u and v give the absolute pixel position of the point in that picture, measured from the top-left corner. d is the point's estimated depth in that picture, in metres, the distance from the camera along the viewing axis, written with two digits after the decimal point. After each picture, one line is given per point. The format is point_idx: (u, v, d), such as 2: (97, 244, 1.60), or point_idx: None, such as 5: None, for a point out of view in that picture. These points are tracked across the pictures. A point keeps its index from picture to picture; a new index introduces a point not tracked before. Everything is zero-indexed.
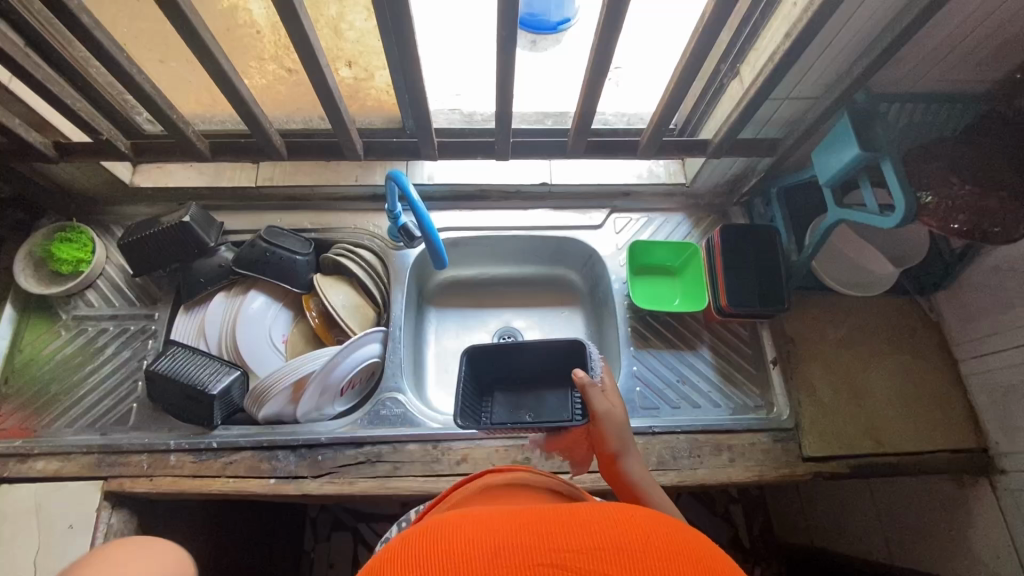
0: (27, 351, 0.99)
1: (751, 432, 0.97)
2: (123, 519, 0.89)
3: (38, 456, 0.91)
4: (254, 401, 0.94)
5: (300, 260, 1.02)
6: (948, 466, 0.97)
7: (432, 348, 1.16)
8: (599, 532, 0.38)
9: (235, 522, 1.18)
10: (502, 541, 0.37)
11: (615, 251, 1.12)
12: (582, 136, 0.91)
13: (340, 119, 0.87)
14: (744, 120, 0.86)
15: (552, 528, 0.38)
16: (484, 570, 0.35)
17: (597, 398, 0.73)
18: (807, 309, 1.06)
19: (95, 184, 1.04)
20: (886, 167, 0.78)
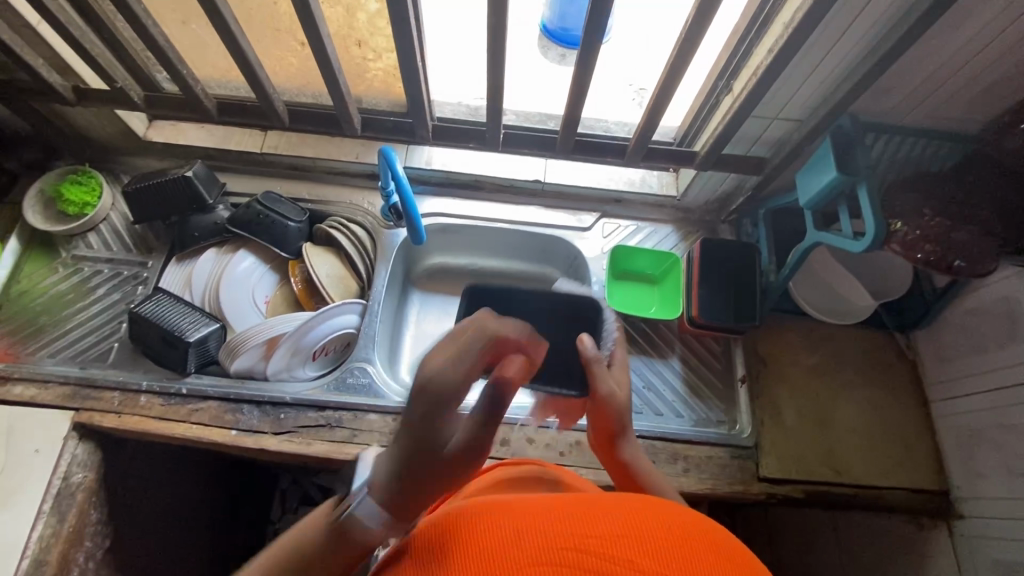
0: (24, 283, 1.04)
1: (709, 446, 0.97)
2: (88, 451, 0.93)
3: (17, 381, 0.95)
4: (228, 353, 0.97)
5: (292, 226, 1.06)
6: (907, 506, 0.96)
7: (411, 329, 1.19)
8: (619, 520, 0.41)
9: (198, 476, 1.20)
10: (539, 532, 0.40)
11: (599, 254, 1.13)
12: (571, 135, 0.94)
13: (339, 93, 0.90)
14: (730, 134, 0.88)
15: (575, 515, 0.42)
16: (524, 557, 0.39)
17: (602, 378, 0.63)
18: (782, 332, 1.06)
19: (110, 134, 1.09)
20: (861, 192, 0.79)
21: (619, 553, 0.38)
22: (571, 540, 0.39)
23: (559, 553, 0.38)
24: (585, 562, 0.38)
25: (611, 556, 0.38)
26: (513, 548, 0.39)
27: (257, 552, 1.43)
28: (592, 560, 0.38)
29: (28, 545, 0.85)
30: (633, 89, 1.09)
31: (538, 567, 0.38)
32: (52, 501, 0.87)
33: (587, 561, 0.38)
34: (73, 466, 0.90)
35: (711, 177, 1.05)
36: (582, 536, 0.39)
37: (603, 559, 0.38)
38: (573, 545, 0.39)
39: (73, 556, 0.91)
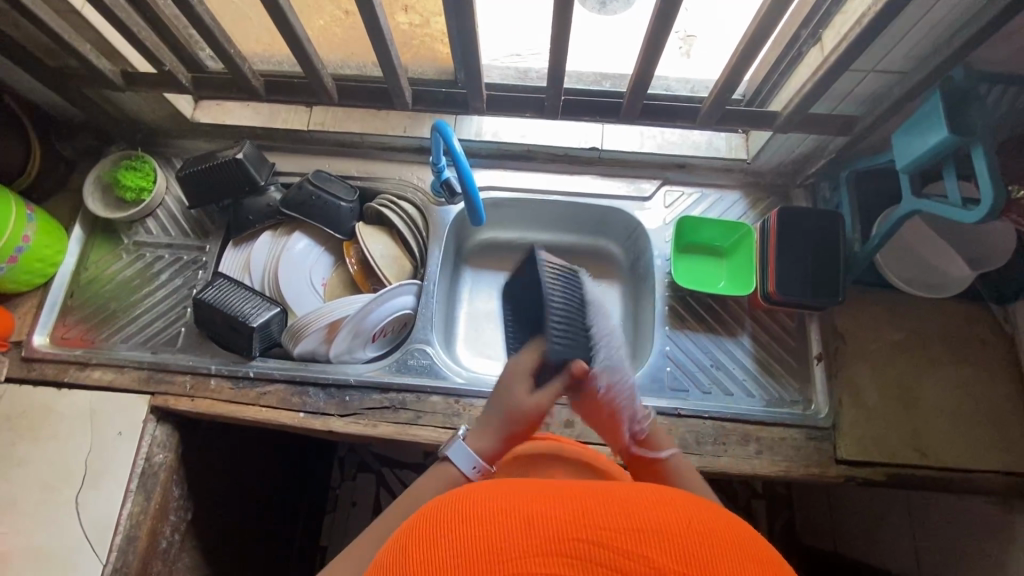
0: (91, 270, 1.06)
1: (782, 427, 0.93)
2: (166, 432, 0.96)
3: (95, 366, 0.98)
4: (292, 337, 0.97)
5: (344, 206, 1.03)
6: (998, 489, 0.90)
7: (464, 308, 1.16)
8: (638, 512, 0.39)
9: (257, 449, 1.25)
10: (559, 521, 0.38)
11: (662, 225, 1.07)
12: (638, 99, 0.87)
13: (391, 64, 0.85)
14: (819, 92, 0.79)
15: (591, 505, 0.40)
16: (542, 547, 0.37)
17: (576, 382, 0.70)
18: (863, 305, 0.99)
19: (159, 116, 1.08)
20: (975, 154, 0.70)
21: (636, 548, 0.37)
22: (586, 531, 0.38)
23: (574, 544, 0.37)
24: (600, 557, 0.37)
25: (629, 552, 0.37)
26: (526, 532, 0.38)
27: (322, 516, 1.51)
28: (609, 555, 0.37)
29: (120, 522, 0.89)
30: (680, 36, 0.93)
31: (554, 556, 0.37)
32: (137, 481, 0.92)
33: (602, 554, 0.37)
34: (154, 447, 0.94)
35: (788, 139, 0.97)
36: (598, 528, 0.38)
37: (620, 554, 0.36)
38: (588, 536, 0.37)
39: (160, 529, 0.96)
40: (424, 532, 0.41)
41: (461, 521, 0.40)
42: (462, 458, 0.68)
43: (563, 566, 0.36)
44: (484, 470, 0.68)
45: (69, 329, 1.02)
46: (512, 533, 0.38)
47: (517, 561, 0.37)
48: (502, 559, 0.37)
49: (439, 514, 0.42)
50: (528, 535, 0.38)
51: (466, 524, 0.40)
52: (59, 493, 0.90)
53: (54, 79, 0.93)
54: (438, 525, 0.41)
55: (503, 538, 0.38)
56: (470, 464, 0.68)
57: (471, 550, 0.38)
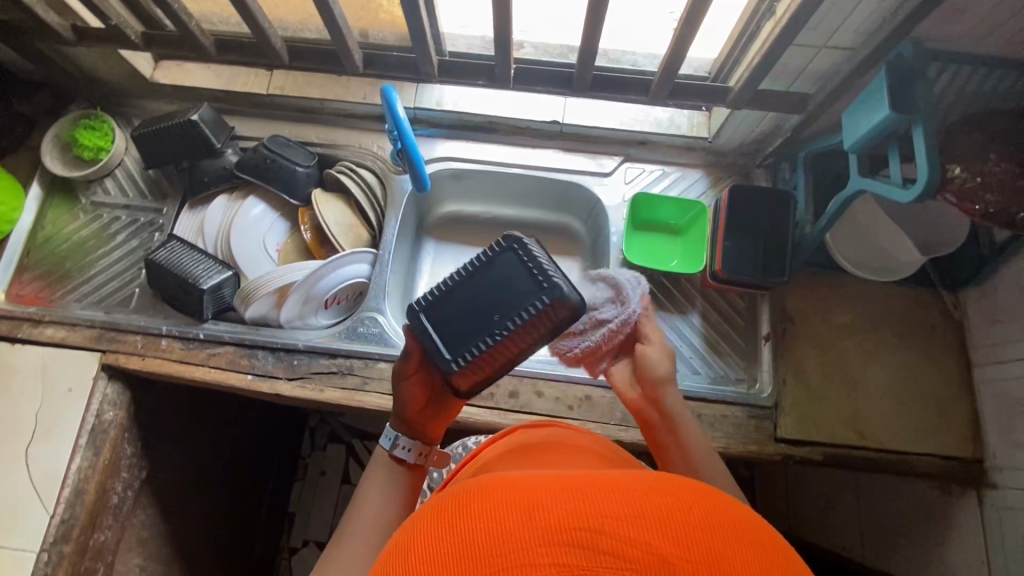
0: (49, 229, 1.07)
1: (725, 404, 0.94)
2: (117, 390, 0.97)
3: (47, 323, 0.99)
4: (242, 300, 0.98)
5: (300, 171, 1.03)
6: (936, 472, 0.91)
7: (424, 280, 1.17)
8: (641, 499, 0.37)
9: (217, 414, 1.26)
10: (557, 509, 0.36)
11: (620, 202, 1.06)
12: (588, 70, 0.86)
13: (338, 28, 0.83)
14: (768, 67, 0.78)
15: (590, 492, 0.37)
16: (542, 539, 0.34)
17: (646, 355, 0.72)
18: (814, 288, 0.99)
19: (118, 75, 1.07)
20: (917, 134, 0.70)
21: (639, 535, 0.34)
22: (587, 519, 0.35)
23: (573, 534, 0.34)
24: (602, 545, 0.34)
25: (634, 539, 0.34)
26: (521, 524, 0.35)
27: (290, 483, 1.54)
28: (611, 542, 0.34)
29: (68, 476, 0.91)
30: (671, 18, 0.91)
31: (554, 547, 0.34)
32: (87, 437, 0.93)
33: (604, 542, 0.34)
34: (104, 405, 0.95)
35: (745, 117, 0.96)
36: (597, 514, 0.35)
37: (623, 542, 0.34)
38: (588, 525, 0.35)
39: (111, 485, 0.97)
40: (417, 530, 0.39)
41: (455, 514, 0.38)
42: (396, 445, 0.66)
43: (561, 556, 0.34)
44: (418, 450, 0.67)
45: (25, 286, 1.03)
46: (507, 525, 0.36)
47: (513, 553, 0.34)
48: (497, 552, 0.34)
49: (433, 519, 0.39)
50: (523, 525, 0.35)
51: (460, 518, 0.37)
52: (9, 446, 0.92)
53: (5, 32, 0.92)
54: (431, 520, 0.39)
55: (500, 534, 0.35)
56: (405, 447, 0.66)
57: (465, 543, 0.36)
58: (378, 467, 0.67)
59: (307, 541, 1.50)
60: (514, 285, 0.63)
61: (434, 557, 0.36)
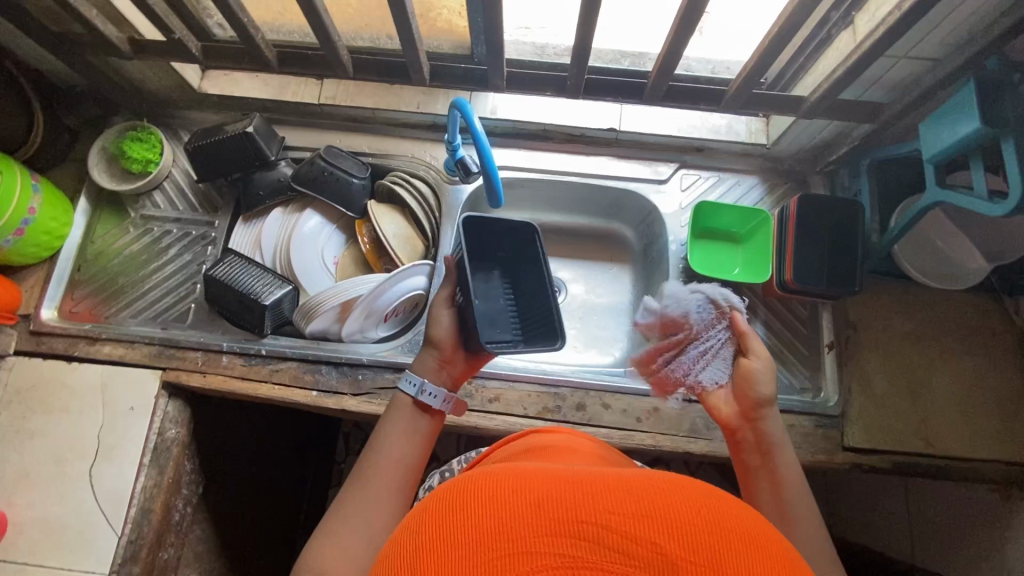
0: (99, 244, 1.05)
1: (792, 414, 0.94)
2: (178, 408, 0.96)
3: (104, 341, 0.97)
4: (304, 315, 0.97)
5: (357, 183, 1.02)
6: (1000, 478, 0.92)
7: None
8: (651, 496, 0.34)
9: (262, 425, 1.25)
10: (561, 503, 0.34)
11: (678, 211, 1.06)
12: (663, 80, 0.85)
13: (411, 39, 0.81)
14: (849, 78, 0.78)
15: (597, 484, 0.36)
16: (543, 533, 0.33)
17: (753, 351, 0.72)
18: (877, 296, 0.99)
19: (166, 86, 1.05)
20: (1007, 147, 0.69)
21: (644, 531, 0.32)
22: (592, 512, 0.33)
23: (578, 528, 0.33)
24: (607, 541, 0.32)
25: (638, 537, 0.32)
26: (528, 514, 0.34)
27: (327, 490, 1.54)
28: (616, 538, 0.32)
29: (134, 495, 0.90)
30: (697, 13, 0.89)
31: (558, 540, 0.32)
32: (151, 456, 0.92)
33: (609, 538, 0.32)
34: (166, 423, 0.94)
35: (810, 125, 0.95)
36: (606, 509, 0.33)
37: (628, 539, 0.32)
38: (594, 518, 0.33)
39: (173, 502, 0.97)
40: (427, 508, 0.38)
41: (461, 495, 0.37)
42: (407, 384, 0.71)
43: (566, 549, 0.32)
44: (426, 390, 0.70)
45: (78, 302, 1.01)
46: (514, 510, 0.34)
47: (516, 540, 0.33)
48: (500, 540, 0.33)
49: (439, 497, 0.38)
50: (528, 515, 0.34)
51: (466, 500, 0.36)
52: (74, 466, 0.91)
53: (60, 45, 0.90)
54: (438, 502, 0.37)
55: (505, 521, 0.34)
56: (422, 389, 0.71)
57: (468, 526, 0.34)
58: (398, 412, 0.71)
59: None
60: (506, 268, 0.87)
61: (440, 537, 0.35)
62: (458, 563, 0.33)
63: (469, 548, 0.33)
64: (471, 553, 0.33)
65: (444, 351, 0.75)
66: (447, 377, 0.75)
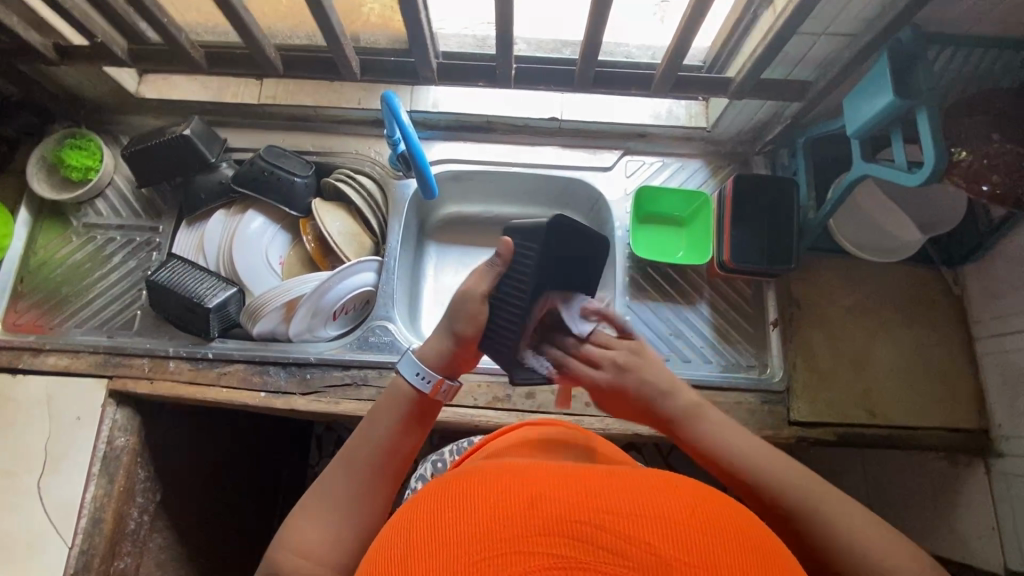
0: (41, 254, 1.04)
1: (738, 392, 0.95)
2: (127, 416, 0.96)
3: (49, 352, 0.96)
4: (250, 316, 0.97)
5: (299, 182, 1.01)
6: (945, 444, 0.94)
7: (428, 284, 1.16)
8: (643, 498, 0.36)
9: (224, 431, 1.25)
10: (557, 504, 0.35)
11: (623, 196, 1.07)
12: (591, 67, 0.86)
13: (335, 35, 0.81)
14: (770, 56, 0.79)
15: (590, 485, 0.37)
16: (538, 532, 0.33)
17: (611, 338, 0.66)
18: (819, 272, 1.01)
19: (102, 93, 1.04)
20: (921, 118, 0.71)
21: (639, 533, 0.33)
22: (587, 513, 0.34)
23: (573, 527, 0.34)
24: (601, 542, 0.33)
25: (633, 537, 0.33)
26: (522, 513, 0.34)
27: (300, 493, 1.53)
28: (610, 537, 0.33)
29: (84, 505, 0.89)
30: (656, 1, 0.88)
31: (552, 539, 0.33)
32: (99, 465, 0.91)
33: (604, 538, 0.33)
34: (114, 431, 0.94)
35: (745, 106, 0.96)
36: (600, 510, 0.34)
37: (623, 540, 0.33)
38: (589, 519, 0.34)
39: (127, 511, 0.96)
40: (418, 507, 0.38)
41: (454, 495, 0.37)
42: (413, 375, 0.65)
43: (562, 550, 0.33)
44: (435, 380, 0.65)
45: (22, 314, 1.00)
46: (509, 510, 0.35)
47: (510, 539, 0.33)
48: (493, 539, 0.33)
49: (428, 501, 0.38)
50: (522, 515, 0.34)
51: (463, 501, 0.36)
52: (20, 479, 0.90)
53: None
54: (432, 500, 0.38)
55: (498, 519, 0.34)
56: (417, 375, 0.65)
57: (462, 525, 0.35)
58: (392, 401, 0.66)
59: None
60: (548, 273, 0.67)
61: (430, 535, 0.35)
62: (454, 563, 0.33)
63: (461, 547, 0.33)
64: (466, 551, 0.33)
65: (461, 345, 0.66)
66: (460, 365, 0.68)
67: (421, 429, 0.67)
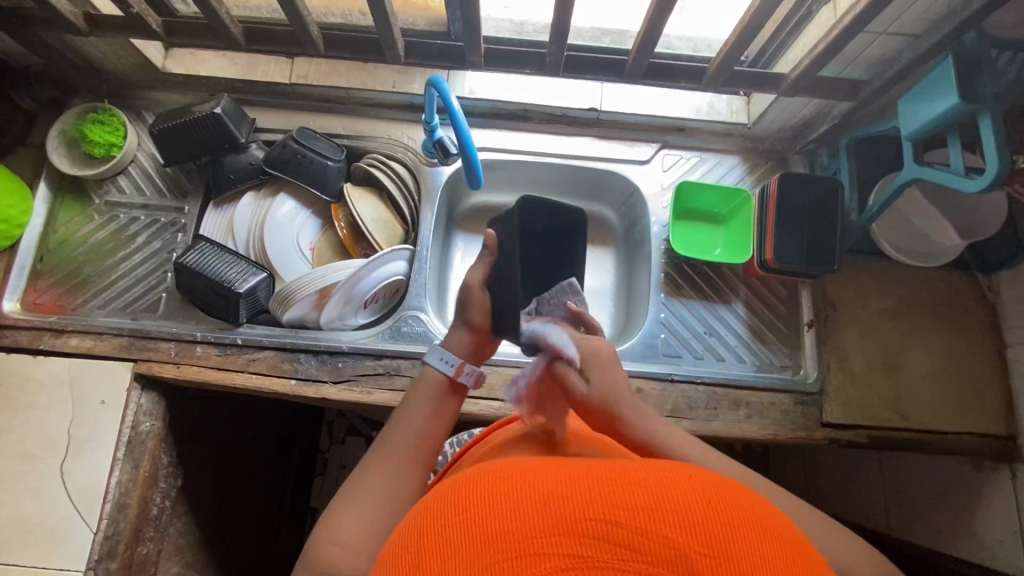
0: (61, 232, 1.00)
1: (772, 392, 0.95)
2: (152, 400, 0.94)
3: (72, 333, 0.93)
4: (279, 303, 0.95)
5: (331, 165, 0.99)
6: (971, 449, 0.94)
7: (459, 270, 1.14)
8: (658, 491, 0.35)
9: (241, 417, 1.23)
10: (566, 500, 0.34)
11: (660, 190, 1.05)
12: (644, 58, 0.84)
13: (383, 15, 0.78)
14: (830, 54, 0.77)
15: (602, 481, 0.36)
16: (549, 529, 0.32)
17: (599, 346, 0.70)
18: (854, 274, 1.00)
19: (128, 66, 1.00)
20: (984, 122, 0.69)
21: (655, 527, 0.32)
22: (600, 509, 0.33)
23: (588, 525, 0.32)
24: (616, 538, 0.32)
25: (651, 533, 0.32)
26: (535, 513, 0.34)
27: (311, 478, 1.52)
28: (625, 534, 0.32)
29: (109, 490, 0.88)
30: None
31: (564, 538, 0.32)
32: (124, 450, 0.89)
33: (619, 534, 0.32)
34: (139, 415, 0.91)
35: (790, 103, 0.95)
36: (615, 507, 0.33)
37: (640, 535, 0.32)
38: (603, 516, 0.33)
39: (151, 496, 0.94)
40: (429, 515, 0.38)
41: (469, 497, 0.37)
42: (440, 361, 0.70)
43: (576, 548, 0.32)
44: (457, 364, 0.70)
45: (42, 293, 0.97)
46: (521, 510, 0.34)
47: (521, 542, 0.32)
48: (508, 540, 0.32)
49: (441, 504, 0.38)
50: (536, 514, 0.33)
51: (477, 504, 0.36)
52: (43, 462, 0.88)
53: (9, 21, 0.85)
54: (447, 505, 0.37)
55: (511, 519, 0.34)
56: (442, 359, 0.70)
57: (474, 529, 0.34)
58: (425, 389, 0.68)
59: None
60: (551, 230, 0.75)
61: (440, 539, 0.34)
62: (470, 565, 0.32)
63: (473, 551, 0.33)
64: (479, 553, 0.32)
65: (477, 334, 0.74)
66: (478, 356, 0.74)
67: (453, 415, 0.69)
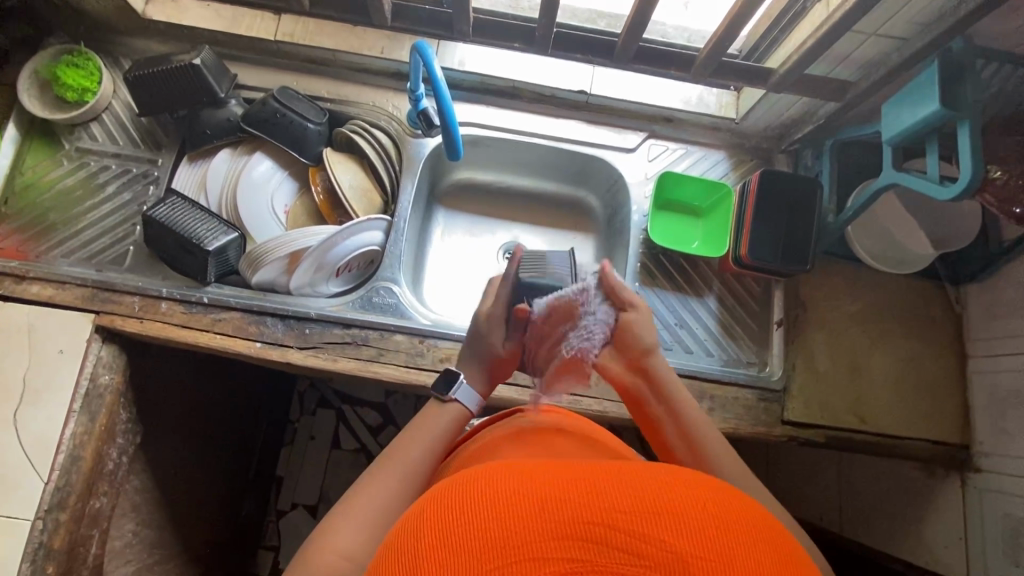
0: (28, 176, 0.97)
1: (737, 386, 0.96)
2: (112, 354, 0.92)
3: (33, 280, 0.91)
4: (250, 264, 0.93)
5: (311, 128, 0.97)
6: (925, 456, 0.96)
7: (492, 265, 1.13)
8: (656, 492, 0.36)
9: (209, 379, 1.21)
10: (568, 504, 0.35)
11: (643, 180, 1.05)
12: (632, 41, 0.83)
13: None
14: (819, 51, 0.77)
15: (600, 481, 0.36)
16: (552, 532, 0.33)
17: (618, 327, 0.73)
18: (827, 277, 1.01)
19: (107, 9, 0.97)
20: (962, 131, 0.70)
21: (653, 531, 0.33)
22: (598, 513, 0.34)
23: (586, 528, 0.33)
24: (616, 542, 0.33)
25: (649, 536, 0.33)
26: (534, 513, 0.34)
27: (278, 446, 1.52)
28: (625, 537, 0.33)
29: (62, 441, 0.86)
30: None
31: (564, 542, 0.33)
32: (81, 402, 0.88)
33: (615, 537, 0.33)
34: (99, 368, 0.90)
35: (779, 100, 0.95)
36: (613, 509, 0.34)
37: (637, 537, 0.33)
38: (603, 520, 0.34)
39: (106, 451, 0.93)
40: (422, 514, 0.38)
41: (464, 497, 0.37)
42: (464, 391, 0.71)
43: (576, 552, 0.33)
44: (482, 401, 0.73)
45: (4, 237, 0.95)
46: (522, 515, 0.34)
47: (523, 546, 0.33)
48: (508, 546, 0.33)
49: (435, 506, 0.38)
50: (537, 516, 0.34)
51: (473, 506, 0.36)
52: None
53: None
54: (441, 508, 0.37)
55: (512, 520, 0.34)
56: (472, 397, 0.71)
57: (474, 534, 0.34)
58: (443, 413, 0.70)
59: (295, 504, 1.49)
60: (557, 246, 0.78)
61: (437, 544, 0.35)
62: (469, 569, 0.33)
63: (471, 557, 0.33)
64: (482, 557, 0.33)
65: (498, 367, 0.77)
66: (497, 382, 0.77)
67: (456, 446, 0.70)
